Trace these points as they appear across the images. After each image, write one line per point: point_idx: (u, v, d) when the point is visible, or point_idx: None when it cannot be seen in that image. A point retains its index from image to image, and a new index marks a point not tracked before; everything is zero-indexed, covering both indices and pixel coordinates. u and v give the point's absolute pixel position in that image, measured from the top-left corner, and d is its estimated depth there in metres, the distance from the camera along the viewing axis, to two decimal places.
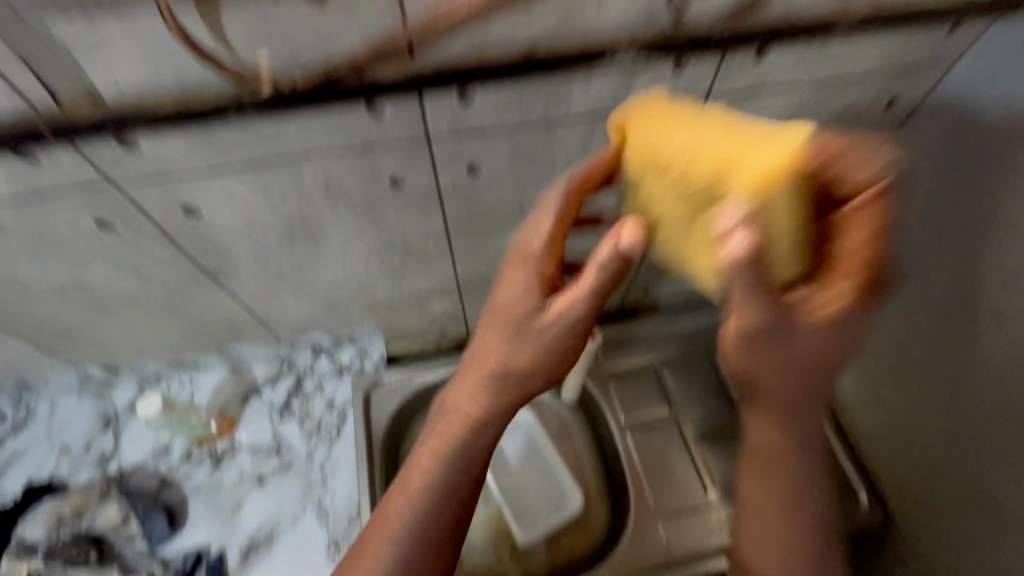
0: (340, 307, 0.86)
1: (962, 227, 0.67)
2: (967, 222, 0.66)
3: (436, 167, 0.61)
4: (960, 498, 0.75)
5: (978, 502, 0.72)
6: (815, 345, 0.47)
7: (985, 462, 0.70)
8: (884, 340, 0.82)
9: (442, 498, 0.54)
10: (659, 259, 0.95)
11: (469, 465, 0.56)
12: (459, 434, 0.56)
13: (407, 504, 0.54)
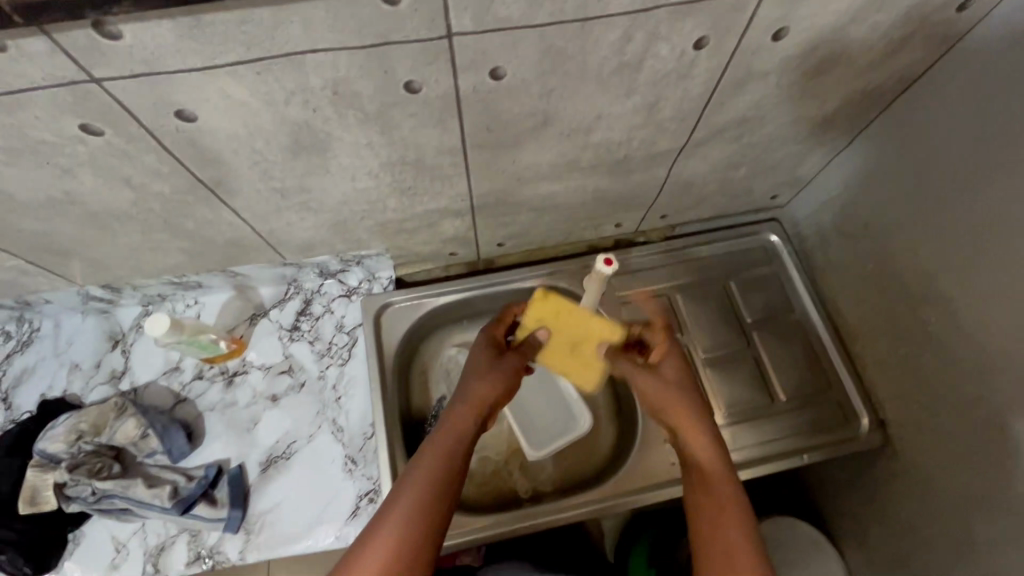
0: (348, 227, 0.82)
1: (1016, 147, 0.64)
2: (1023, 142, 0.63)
3: (455, 70, 0.55)
4: (957, 418, 0.78)
5: (960, 408, 0.77)
6: (671, 398, 0.71)
7: (995, 388, 0.72)
8: (911, 267, 0.82)
9: (431, 492, 0.58)
10: (683, 182, 0.90)
11: (455, 462, 0.62)
12: (445, 435, 0.65)
13: (399, 504, 0.57)
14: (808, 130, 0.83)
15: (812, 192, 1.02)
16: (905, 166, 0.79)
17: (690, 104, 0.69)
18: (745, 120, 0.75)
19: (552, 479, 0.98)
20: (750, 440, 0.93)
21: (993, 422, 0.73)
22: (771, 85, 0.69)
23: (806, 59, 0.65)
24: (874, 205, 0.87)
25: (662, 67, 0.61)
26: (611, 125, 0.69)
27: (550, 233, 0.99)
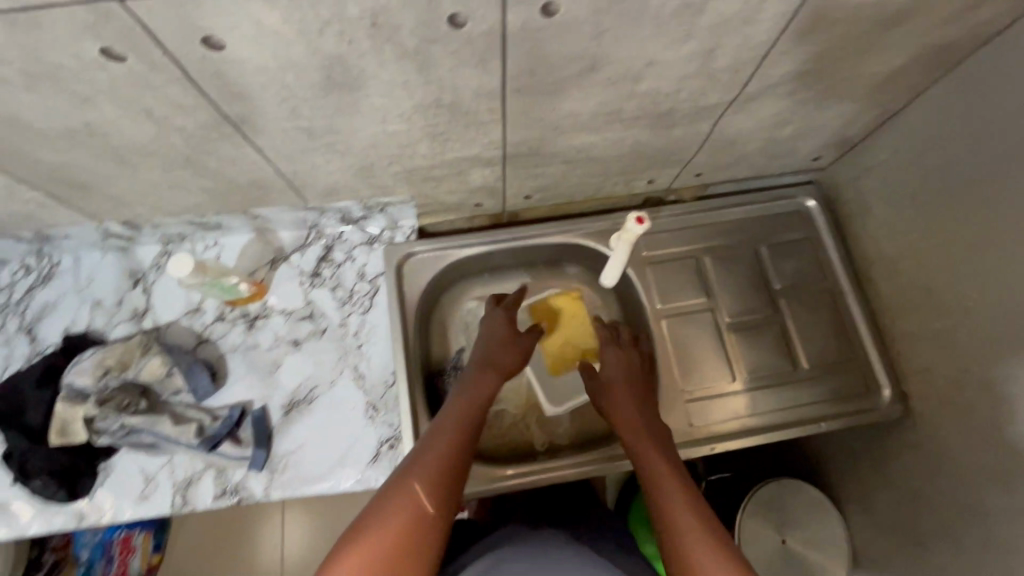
0: (374, 173, 0.79)
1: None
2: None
3: (504, 4, 0.50)
4: (983, 391, 0.77)
5: (988, 389, 0.77)
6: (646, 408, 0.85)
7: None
8: (957, 239, 0.79)
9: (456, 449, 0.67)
10: (725, 139, 0.85)
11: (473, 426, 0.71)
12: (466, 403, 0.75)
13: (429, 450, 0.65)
14: (867, 88, 0.77)
15: (857, 156, 0.97)
16: (966, 131, 0.75)
17: (749, 52, 0.64)
18: (804, 74, 0.70)
19: (569, 434, 1.00)
20: (769, 406, 0.93)
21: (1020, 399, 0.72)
22: (839, 34, 0.63)
23: (884, 5, 0.59)
24: (924, 173, 0.82)
25: (726, 10, 0.56)
26: (661, 73, 0.65)
27: (579, 188, 0.95)
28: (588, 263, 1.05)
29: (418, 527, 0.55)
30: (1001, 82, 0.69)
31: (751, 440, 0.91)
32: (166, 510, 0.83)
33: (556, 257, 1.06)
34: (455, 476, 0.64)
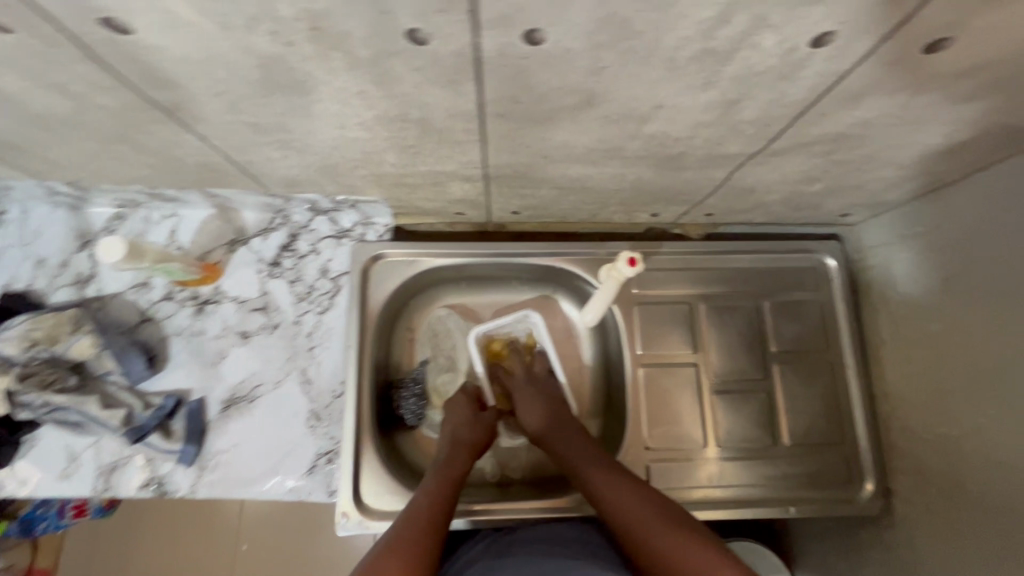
0: (339, 173, 0.70)
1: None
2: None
3: (476, 26, 0.40)
4: (970, 506, 0.71)
5: (970, 500, 0.71)
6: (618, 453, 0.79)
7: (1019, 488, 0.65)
8: (987, 346, 0.69)
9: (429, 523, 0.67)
10: (742, 187, 0.74)
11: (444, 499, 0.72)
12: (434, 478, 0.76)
13: (403, 522, 0.67)
14: (917, 158, 0.66)
15: (891, 220, 0.86)
16: (1016, 223, 0.66)
17: (780, 109, 0.53)
18: (844, 137, 0.59)
19: (523, 468, 0.95)
20: (737, 478, 0.87)
21: (997, 514, 0.67)
22: (895, 104, 0.52)
23: (956, 81, 0.48)
24: (966, 261, 0.72)
25: (758, 63, 0.45)
26: (672, 117, 0.54)
27: (574, 211, 0.86)
28: (574, 287, 0.97)
29: None
30: None
31: (711, 512, 0.85)
32: (86, 493, 0.80)
33: (541, 277, 0.98)
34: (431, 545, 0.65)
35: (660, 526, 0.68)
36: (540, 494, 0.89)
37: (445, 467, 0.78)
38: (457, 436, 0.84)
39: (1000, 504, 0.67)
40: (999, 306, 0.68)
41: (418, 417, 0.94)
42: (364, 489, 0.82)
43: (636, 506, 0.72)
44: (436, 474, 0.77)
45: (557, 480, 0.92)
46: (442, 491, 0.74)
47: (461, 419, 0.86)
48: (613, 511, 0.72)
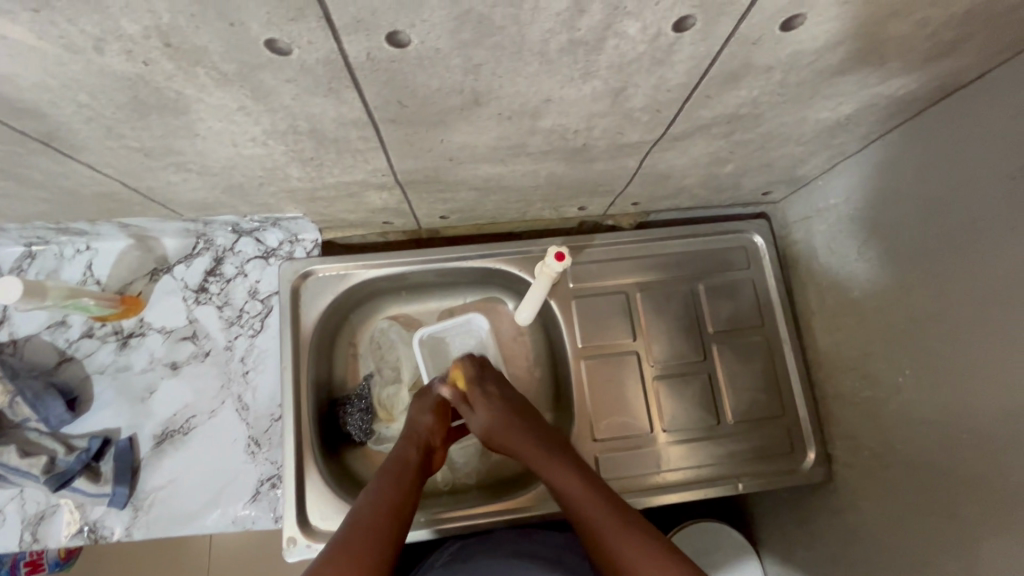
0: (249, 192, 0.69)
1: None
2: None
3: (335, 32, 0.40)
4: (897, 462, 0.74)
5: (896, 457, 0.74)
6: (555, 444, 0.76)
7: (937, 442, 0.68)
8: (899, 306, 0.72)
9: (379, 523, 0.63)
10: (657, 174, 0.76)
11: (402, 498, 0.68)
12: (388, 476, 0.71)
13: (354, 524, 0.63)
14: (815, 133, 0.68)
15: (809, 195, 0.88)
16: (912, 188, 0.69)
17: (665, 94, 0.54)
18: (738, 116, 0.60)
19: (475, 474, 0.95)
20: (686, 461, 0.88)
21: (919, 468, 0.70)
22: (774, 82, 0.53)
23: (822, 55, 0.49)
24: (876, 226, 0.75)
25: (629, 49, 0.46)
26: (565, 110, 0.54)
27: (502, 211, 0.86)
28: (513, 287, 0.97)
29: None
30: (948, 143, 0.63)
31: (662, 496, 0.86)
32: (13, 548, 0.77)
33: (480, 279, 0.97)
34: (380, 546, 0.61)
35: (602, 516, 0.65)
36: (494, 497, 0.89)
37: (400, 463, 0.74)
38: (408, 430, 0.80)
39: (921, 458, 0.70)
40: (905, 269, 0.71)
41: (366, 433, 0.93)
42: (305, 511, 0.79)
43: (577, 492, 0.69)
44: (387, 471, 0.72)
45: (512, 481, 0.92)
46: (398, 491, 0.69)
47: (423, 406, 0.82)
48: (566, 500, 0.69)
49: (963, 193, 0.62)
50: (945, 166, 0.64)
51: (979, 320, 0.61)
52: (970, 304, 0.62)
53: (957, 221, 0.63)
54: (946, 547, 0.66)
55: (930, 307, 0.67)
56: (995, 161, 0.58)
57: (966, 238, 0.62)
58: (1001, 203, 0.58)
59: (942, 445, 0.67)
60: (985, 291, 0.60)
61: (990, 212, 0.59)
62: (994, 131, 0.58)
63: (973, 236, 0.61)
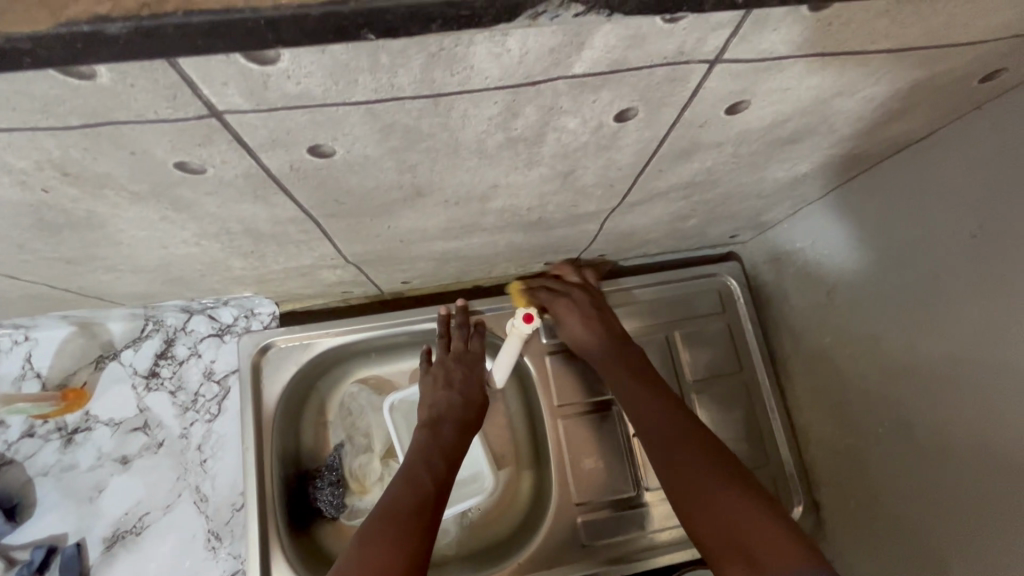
0: (192, 281, 0.65)
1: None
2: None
3: (250, 151, 0.37)
4: (880, 517, 0.72)
5: (877, 509, 0.72)
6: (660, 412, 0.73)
7: (918, 498, 0.66)
8: (872, 355, 0.71)
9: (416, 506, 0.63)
10: (620, 233, 0.74)
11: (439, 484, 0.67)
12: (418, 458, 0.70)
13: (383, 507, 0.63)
14: (775, 188, 0.67)
15: (777, 236, 0.87)
16: (874, 239, 0.68)
17: (617, 172, 0.52)
18: (695, 183, 0.59)
19: (455, 544, 0.90)
20: (670, 520, 0.84)
21: (899, 521, 0.69)
22: (727, 153, 0.51)
23: (772, 129, 0.48)
24: (844, 274, 0.74)
25: (571, 140, 0.43)
26: (514, 192, 0.52)
27: (467, 272, 0.83)
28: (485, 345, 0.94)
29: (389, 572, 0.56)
30: (906, 197, 0.63)
31: (651, 560, 0.82)
32: None
33: None
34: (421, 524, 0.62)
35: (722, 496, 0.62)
36: (474, 572, 0.84)
37: (436, 446, 0.72)
38: (445, 416, 0.76)
39: (901, 511, 0.68)
40: (873, 318, 0.70)
41: (338, 508, 0.87)
42: None
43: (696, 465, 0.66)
44: (421, 455, 0.71)
45: (492, 553, 0.88)
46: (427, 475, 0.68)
47: (470, 393, 0.80)
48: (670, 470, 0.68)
49: (923, 249, 0.61)
50: (903, 220, 0.63)
51: (948, 377, 0.60)
52: (937, 359, 0.61)
53: (917, 276, 0.63)
54: None
55: (899, 359, 0.67)
56: (950, 221, 0.58)
57: (928, 293, 0.62)
58: (956, 261, 0.58)
59: (922, 502, 0.65)
60: (951, 348, 0.60)
61: (949, 270, 0.59)
62: (948, 189, 0.58)
63: (935, 292, 0.61)
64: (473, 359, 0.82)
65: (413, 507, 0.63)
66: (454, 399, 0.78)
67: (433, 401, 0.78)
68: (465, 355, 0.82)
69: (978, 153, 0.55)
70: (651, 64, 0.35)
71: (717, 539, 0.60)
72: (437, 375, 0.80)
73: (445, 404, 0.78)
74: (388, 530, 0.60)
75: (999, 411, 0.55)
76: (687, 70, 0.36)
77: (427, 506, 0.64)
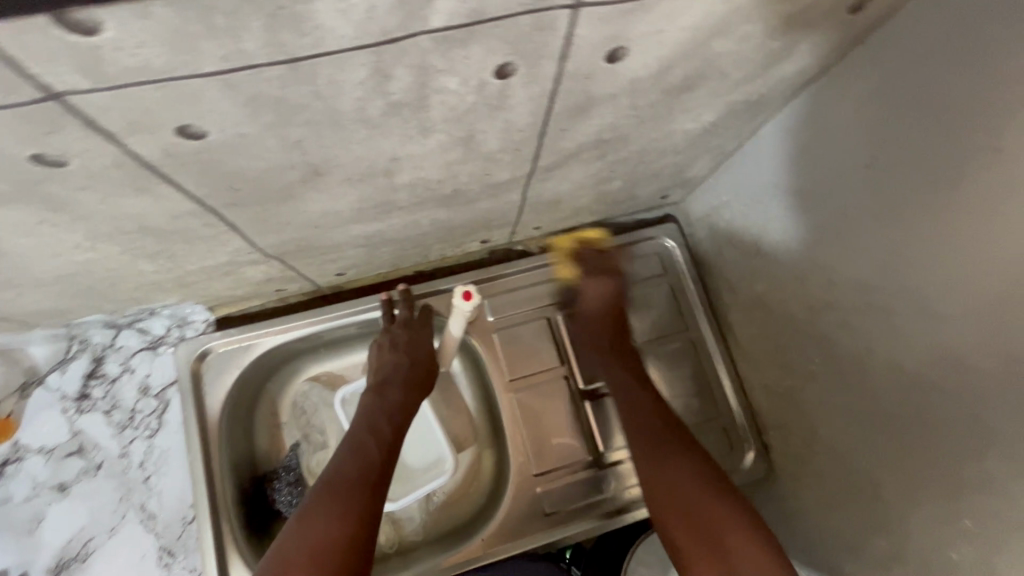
0: (107, 291, 0.63)
1: (926, 175, 0.53)
2: (937, 172, 0.52)
3: (111, 136, 0.35)
4: (815, 451, 0.75)
5: (813, 444, 0.75)
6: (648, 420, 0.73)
7: (848, 430, 0.68)
8: (797, 296, 0.73)
9: (361, 478, 0.65)
10: (547, 201, 0.74)
11: (381, 454, 0.68)
12: (362, 428, 0.71)
13: (324, 479, 0.64)
14: (688, 141, 0.68)
15: (706, 193, 0.89)
16: (789, 184, 0.71)
17: (519, 135, 0.52)
18: (604, 140, 0.59)
19: (421, 529, 0.90)
20: (630, 478, 0.85)
21: (831, 455, 0.71)
22: (624, 107, 0.52)
23: (660, 77, 0.48)
24: (767, 220, 0.76)
25: (457, 102, 0.43)
26: (418, 164, 0.52)
27: (403, 257, 0.82)
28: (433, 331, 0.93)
29: (331, 548, 0.57)
30: (812, 139, 0.65)
31: (616, 520, 0.83)
32: None
33: None
34: (362, 495, 0.63)
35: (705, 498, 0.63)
36: (439, 554, 0.84)
37: (379, 416, 0.72)
38: (390, 378, 0.76)
39: (831, 444, 0.71)
40: (795, 260, 0.72)
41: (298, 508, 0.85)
42: None
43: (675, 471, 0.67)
44: (365, 426, 0.71)
45: (456, 535, 0.87)
46: (370, 447, 0.68)
47: (419, 355, 0.79)
48: (650, 471, 0.68)
49: (832, 186, 0.64)
50: (813, 161, 0.66)
51: (859, 306, 0.63)
52: (850, 291, 0.64)
53: (829, 213, 0.65)
54: (873, 536, 0.65)
55: (820, 297, 0.69)
56: (850, 157, 0.60)
57: (839, 229, 0.64)
58: (858, 193, 0.61)
59: (849, 431, 0.68)
60: (859, 275, 0.62)
61: (853, 204, 0.61)
62: (843, 125, 0.60)
63: (844, 227, 0.63)
64: (422, 327, 0.81)
65: (353, 479, 0.64)
66: (398, 362, 0.77)
67: (377, 368, 0.78)
68: (411, 324, 0.81)
69: (863, 87, 0.57)
70: (511, 12, 0.35)
71: (679, 523, 0.62)
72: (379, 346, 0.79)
73: (391, 368, 0.77)
74: (329, 502, 0.61)
75: (907, 331, 0.57)
76: (552, 17, 0.36)
77: (370, 475, 0.65)
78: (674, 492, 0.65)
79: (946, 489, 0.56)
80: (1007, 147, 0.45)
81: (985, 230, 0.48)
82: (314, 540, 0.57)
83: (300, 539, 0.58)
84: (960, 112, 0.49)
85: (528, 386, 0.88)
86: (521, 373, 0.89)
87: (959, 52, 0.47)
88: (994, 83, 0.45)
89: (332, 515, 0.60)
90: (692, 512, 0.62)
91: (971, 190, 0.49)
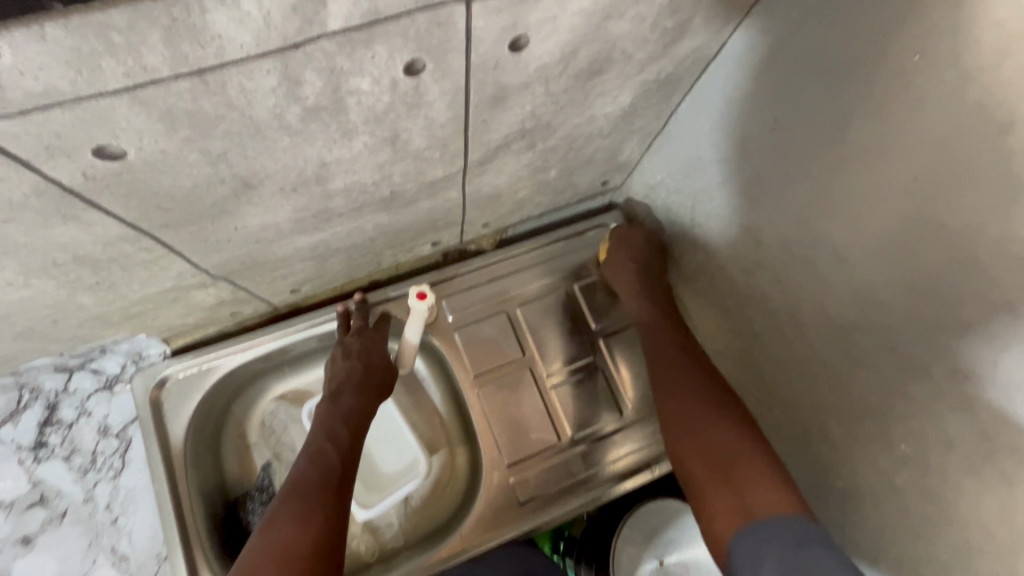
0: (52, 329, 0.62)
1: (820, 125, 0.57)
2: (829, 123, 0.56)
3: (26, 162, 0.36)
4: (766, 407, 0.78)
5: (763, 400, 0.78)
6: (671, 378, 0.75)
7: (794, 380, 0.71)
8: (733, 260, 0.77)
9: (325, 484, 0.66)
10: (488, 196, 0.76)
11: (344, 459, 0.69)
12: (319, 436, 0.71)
13: (285, 488, 0.65)
14: (613, 124, 0.72)
15: (642, 175, 0.93)
16: (713, 154, 0.75)
17: (442, 130, 0.54)
18: (529, 130, 0.62)
19: (402, 535, 0.90)
20: (602, 459, 0.87)
21: (782, 406, 0.75)
22: (539, 95, 0.55)
23: (566, 63, 0.51)
24: (699, 191, 0.80)
25: (373, 102, 0.45)
26: (347, 169, 0.53)
27: (356, 267, 0.83)
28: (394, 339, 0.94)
29: (298, 553, 0.58)
30: (727, 108, 0.69)
31: (590, 502, 0.84)
32: None
33: None
34: (323, 501, 0.64)
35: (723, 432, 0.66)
36: (416, 556, 0.84)
37: (336, 423, 0.73)
38: (345, 385, 0.76)
39: (780, 395, 0.75)
40: (727, 226, 0.76)
41: None
42: None
43: (696, 420, 0.69)
44: (322, 434, 0.72)
45: (434, 536, 0.87)
46: (329, 454, 0.70)
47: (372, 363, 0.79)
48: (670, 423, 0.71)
49: (749, 150, 0.68)
50: (729, 129, 0.70)
51: (785, 259, 0.67)
52: (777, 247, 0.68)
53: (750, 177, 0.69)
54: (829, 478, 0.69)
55: (753, 255, 0.73)
56: (761, 120, 0.65)
57: (759, 190, 0.68)
58: (770, 153, 0.65)
59: (794, 381, 0.71)
60: (780, 229, 0.66)
61: (768, 164, 0.66)
62: (750, 91, 0.65)
63: (763, 186, 0.68)
64: (376, 334, 0.82)
65: (315, 486, 0.65)
66: (352, 369, 0.77)
67: (330, 378, 0.78)
68: (364, 331, 0.82)
69: (760, 54, 0.62)
70: (406, 9, 0.37)
71: (701, 463, 0.65)
72: (332, 357, 0.79)
73: (343, 375, 0.77)
74: (289, 510, 0.62)
75: (827, 276, 0.61)
76: (448, 11, 0.39)
77: (331, 482, 0.66)
78: (693, 437, 0.67)
79: (881, 419, 0.59)
80: (882, 95, 0.50)
81: (873, 169, 0.53)
82: (279, 546, 0.58)
83: (265, 546, 0.59)
84: (840, 68, 0.53)
85: (491, 379, 0.90)
86: (482, 367, 0.90)
87: (830, 12, 0.52)
88: (862, 38, 0.50)
89: (295, 522, 0.61)
90: (719, 451, 0.64)
91: (859, 134, 0.54)
